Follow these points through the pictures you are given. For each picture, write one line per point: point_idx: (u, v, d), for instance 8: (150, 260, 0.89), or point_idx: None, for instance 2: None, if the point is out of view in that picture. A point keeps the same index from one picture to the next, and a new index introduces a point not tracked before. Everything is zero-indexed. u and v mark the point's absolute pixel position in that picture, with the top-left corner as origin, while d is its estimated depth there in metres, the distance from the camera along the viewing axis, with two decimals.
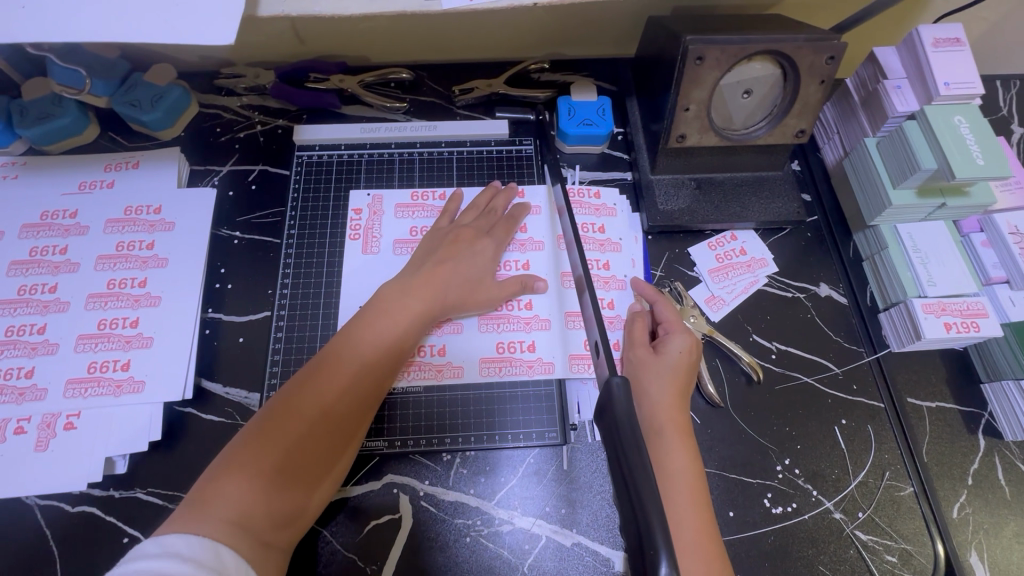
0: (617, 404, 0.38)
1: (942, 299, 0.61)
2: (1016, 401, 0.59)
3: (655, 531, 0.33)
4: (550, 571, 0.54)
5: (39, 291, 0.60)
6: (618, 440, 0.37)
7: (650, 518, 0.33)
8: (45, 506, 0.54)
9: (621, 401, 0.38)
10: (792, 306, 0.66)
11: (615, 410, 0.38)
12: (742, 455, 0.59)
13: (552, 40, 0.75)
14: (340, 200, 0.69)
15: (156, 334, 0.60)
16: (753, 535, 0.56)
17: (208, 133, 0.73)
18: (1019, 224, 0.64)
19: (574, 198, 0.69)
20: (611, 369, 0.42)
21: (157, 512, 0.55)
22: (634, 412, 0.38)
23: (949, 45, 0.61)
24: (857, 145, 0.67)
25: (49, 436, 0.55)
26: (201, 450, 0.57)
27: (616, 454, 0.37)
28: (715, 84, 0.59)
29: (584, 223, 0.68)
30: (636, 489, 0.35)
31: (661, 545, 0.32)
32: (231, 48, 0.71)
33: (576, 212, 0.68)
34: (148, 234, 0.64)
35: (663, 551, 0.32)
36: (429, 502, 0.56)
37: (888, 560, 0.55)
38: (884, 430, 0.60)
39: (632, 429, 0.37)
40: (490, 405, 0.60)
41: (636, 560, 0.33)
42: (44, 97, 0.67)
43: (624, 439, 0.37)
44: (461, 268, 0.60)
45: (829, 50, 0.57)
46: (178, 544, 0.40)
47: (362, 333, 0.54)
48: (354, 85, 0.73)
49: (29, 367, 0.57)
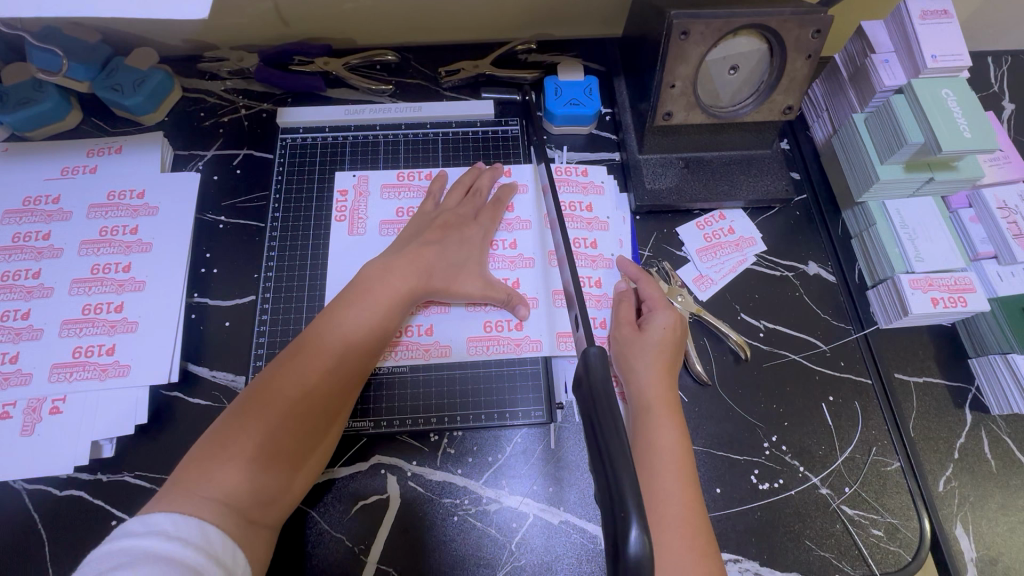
0: (593, 372, 0.39)
1: (929, 275, 0.61)
2: (1003, 375, 0.59)
3: (626, 494, 0.33)
4: (538, 548, 0.54)
5: (23, 277, 0.60)
6: (593, 409, 0.38)
7: (621, 482, 0.33)
8: (33, 490, 0.54)
9: (597, 369, 0.39)
10: (780, 285, 0.66)
11: (591, 379, 0.39)
12: (730, 432, 0.59)
13: (539, 19, 0.74)
14: (326, 183, 0.68)
15: (141, 319, 0.59)
16: (741, 511, 0.56)
17: (192, 117, 0.72)
18: (1007, 199, 0.64)
19: (561, 176, 0.69)
20: (589, 341, 0.42)
21: (145, 494, 0.55)
22: (610, 379, 0.39)
23: (936, 17, 0.61)
24: (845, 121, 0.66)
25: (35, 421, 0.55)
26: (188, 432, 0.57)
27: (591, 420, 0.38)
28: (700, 60, 0.59)
29: (571, 202, 0.68)
30: (611, 456, 0.35)
31: (631, 507, 0.32)
32: (214, 31, 0.71)
33: (563, 190, 0.68)
34: (132, 219, 0.64)
35: (634, 513, 0.32)
36: (417, 482, 0.56)
37: (874, 533, 0.56)
38: (871, 406, 0.61)
39: (608, 399, 0.38)
40: (476, 385, 0.60)
41: (609, 525, 0.33)
42: (25, 82, 0.66)
43: (600, 407, 0.37)
44: (446, 253, 0.60)
45: (815, 24, 0.56)
46: (179, 527, 0.41)
47: (344, 313, 0.54)
48: (338, 67, 0.73)
49: (14, 353, 0.57)
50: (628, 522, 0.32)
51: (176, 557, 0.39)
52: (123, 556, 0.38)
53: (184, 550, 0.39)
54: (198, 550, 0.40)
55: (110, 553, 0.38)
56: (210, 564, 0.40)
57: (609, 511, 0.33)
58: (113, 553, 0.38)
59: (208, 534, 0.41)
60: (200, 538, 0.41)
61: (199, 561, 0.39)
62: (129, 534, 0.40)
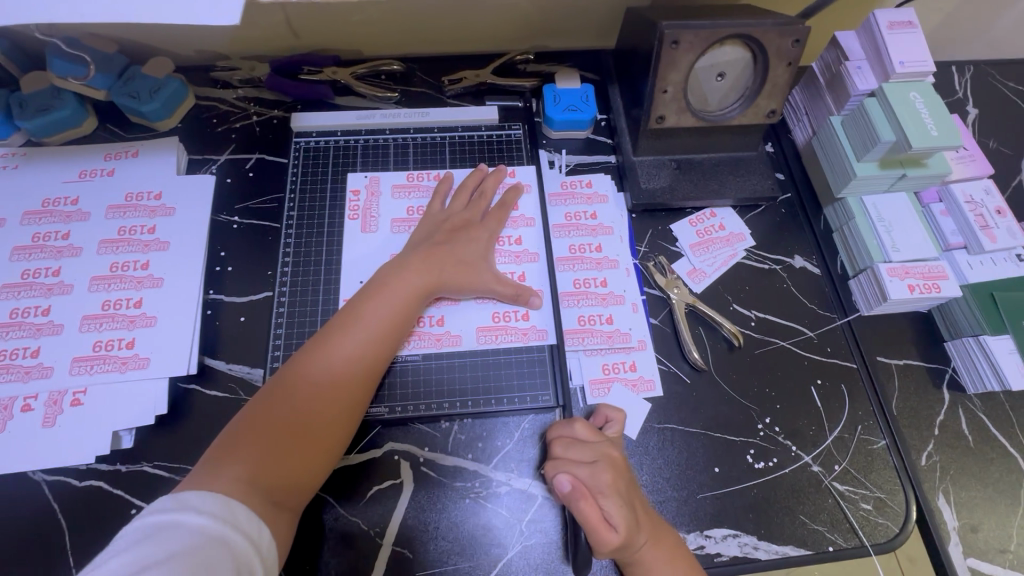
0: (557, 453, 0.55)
1: (905, 264, 0.65)
2: (976, 357, 0.63)
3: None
4: (548, 528, 0.57)
5: (42, 275, 0.62)
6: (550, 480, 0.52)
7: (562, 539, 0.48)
8: (52, 481, 0.55)
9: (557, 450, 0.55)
10: (769, 277, 0.70)
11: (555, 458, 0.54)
12: (726, 415, 0.62)
13: (536, 31, 0.79)
14: (338, 184, 0.71)
15: (159, 314, 0.61)
16: (739, 490, 0.59)
17: (206, 123, 0.75)
18: (973, 194, 0.69)
19: (566, 189, 0.73)
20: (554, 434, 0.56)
21: (165, 483, 0.56)
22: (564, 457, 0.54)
23: (903, 28, 0.66)
24: (824, 124, 0.71)
25: (56, 412, 0.56)
26: (207, 423, 0.59)
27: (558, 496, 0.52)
28: (690, 67, 0.63)
29: (576, 212, 0.71)
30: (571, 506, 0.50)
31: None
32: (227, 41, 0.74)
33: (567, 203, 0.72)
34: (149, 219, 0.66)
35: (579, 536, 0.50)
36: (429, 467, 0.59)
37: (864, 507, 0.59)
38: (857, 387, 0.64)
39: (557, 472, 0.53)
40: (485, 371, 0.63)
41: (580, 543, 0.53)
42: (44, 89, 0.69)
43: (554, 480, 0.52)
44: (456, 251, 0.63)
45: (794, 34, 0.61)
46: (207, 504, 0.44)
47: (364, 308, 0.58)
48: (346, 76, 0.77)
49: (35, 347, 0.58)
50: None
51: (206, 532, 0.43)
52: (153, 532, 0.42)
53: (215, 526, 0.43)
54: (226, 523, 0.44)
55: (141, 528, 0.42)
56: (239, 537, 0.44)
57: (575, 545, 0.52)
58: (144, 529, 0.42)
59: (234, 509, 0.45)
60: (224, 511, 0.45)
61: (229, 535, 0.44)
62: (159, 510, 0.43)
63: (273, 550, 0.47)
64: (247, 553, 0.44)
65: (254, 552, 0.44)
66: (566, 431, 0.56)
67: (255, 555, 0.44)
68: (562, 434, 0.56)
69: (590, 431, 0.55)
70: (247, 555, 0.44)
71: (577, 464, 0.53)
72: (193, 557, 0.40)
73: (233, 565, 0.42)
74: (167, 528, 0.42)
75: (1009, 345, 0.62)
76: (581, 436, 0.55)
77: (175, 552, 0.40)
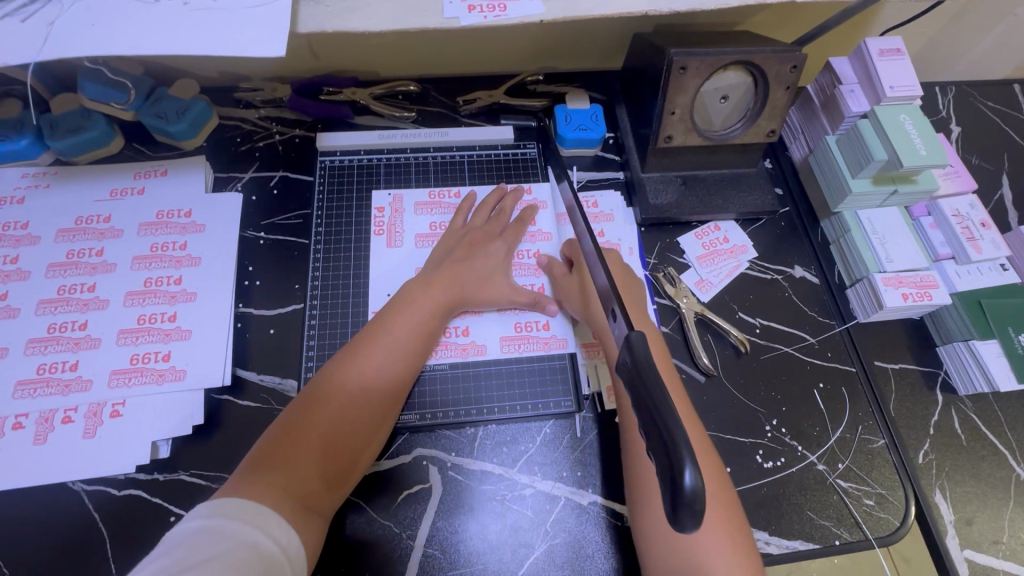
0: (637, 351, 0.42)
1: (898, 274, 0.70)
2: (966, 360, 0.68)
3: (677, 439, 0.36)
4: (571, 528, 0.59)
5: (78, 290, 0.64)
6: (642, 381, 0.41)
7: (673, 433, 0.36)
8: (92, 491, 0.57)
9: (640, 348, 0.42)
10: (771, 287, 0.74)
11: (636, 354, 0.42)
12: (736, 417, 0.66)
13: (546, 54, 0.83)
14: (363, 201, 0.74)
15: (193, 327, 0.64)
16: (748, 487, 0.62)
17: (230, 142, 0.78)
18: (960, 208, 0.74)
19: None
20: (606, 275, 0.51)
21: (202, 491, 0.58)
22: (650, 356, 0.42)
23: (892, 54, 0.71)
24: (820, 142, 0.76)
25: (96, 424, 0.58)
26: (241, 433, 0.61)
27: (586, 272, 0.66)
28: (696, 90, 0.67)
29: None
30: (658, 409, 0.38)
31: (684, 449, 0.35)
32: (250, 64, 0.77)
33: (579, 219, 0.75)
34: (181, 236, 0.68)
35: (687, 457, 0.35)
36: (457, 472, 0.61)
37: (866, 503, 0.63)
38: (857, 390, 0.68)
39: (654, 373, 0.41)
40: (509, 379, 0.66)
41: (664, 468, 0.36)
42: (75, 111, 0.71)
43: (648, 381, 0.40)
44: (478, 265, 0.67)
45: (792, 60, 0.65)
46: (238, 510, 0.45)
47: (394, 321, 0.61)
48: (365, 96, 0.80)
49: (73, 361, 0.61)
50: (682, 464, 0.35)
51: (240, 538, 0.44)
52: (187, 535, 0.43)
53: (250, 534, 0.44)
54: (258, 530, 0.45)
55: (179, 534, 0.43)
56: (272, 546, 0.45)
57: (663, 457, 0.36)
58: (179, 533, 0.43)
59: (267, 517, 0.46)
60: (258, 519, 0.46)
61: (262, 543, 0.45)
62: (198, 516, 0.45)
63: (304, 555, 0.48)
64: (279, 561, 0.45)
65: (283, 556, 0.46)
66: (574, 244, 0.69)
67: (284, 558, 0.46)
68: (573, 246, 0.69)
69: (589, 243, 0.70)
70: (277, 558, 0.45)
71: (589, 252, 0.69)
72: (229, 561, 0.41)
73: (265, 568, 0.43)
74: (202, 533, 0.43)
75: (996, 349, 0.67)
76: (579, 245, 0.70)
77: (210, 557, 0.41)
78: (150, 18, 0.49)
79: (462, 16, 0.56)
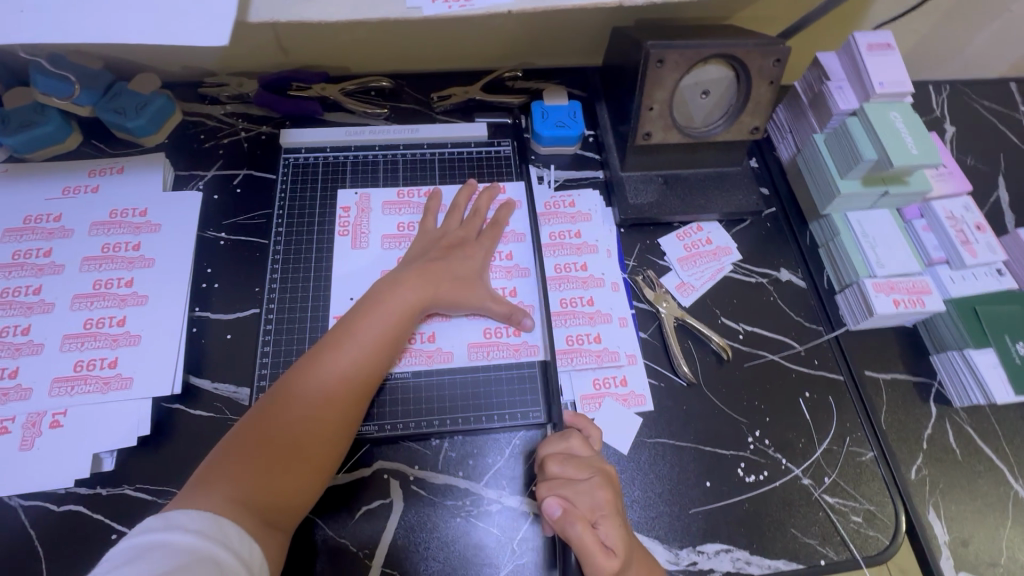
0: None
1: (890, 279, 0.66)
2: (961, 370, 0.64)
3: None
4: (539, 546, 0.56)
5: (23, 293, 0.61)
6: None
7: None
8: (28, 506, 0.54)
9: None
10: (755, 290, 0.70)
11: None
12: (716, 429, 0.62)
13: (525, 49, 0.80)
14: (327, 200, 0.71)
15: (144, 332, 0.61)
16: (728, 504, 0.59)
17: (193, 139, 0.75)
18: (953, 209, 0.71)
19: (550, 209, 0.73)
20: None
21: (146, 506, 0.55)
22: None
23: (881, 49, 0.68)
24: (808, 141, 0.73)
25: (35, 435, 0.55)
26: (190, 445, 0.58)
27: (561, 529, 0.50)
28: (675, 86, 0.64)
29: (560, 231, 0.71)
30: None
31: None
32: (212, 57, 0.74)
33: (552, 223, 0.72)
34: (134, 236, 0.65)
35: None
36: (420, 486, 0.58)
37: (854, 520, 0.59)
38: (844, 399, 0.65)
39: None
40: (476, 388, 0.62)
41: None
42: (27, 105, 0.68)
43: None
44: (453, 267, 0.63)
45: (775, 54, 0.62)
46: (194, 521, 0.43)
47: (360, 322, 0.57)
48: (335, 93, 0.77)
49: (13, 367, 0.57)
50: None
51: (194, 552, 0.41)
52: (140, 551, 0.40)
53: (206, 545, 0.42)
54: (215, 541, 0.42)
55: (129, 548, 0.41)
56: (229, 558, 0.42)
57: None
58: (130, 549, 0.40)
59: (223, 528, 0.44)
60: (215, 531, 0.43)
61: (218, 555, 0.42)
62: (150, 529, 0.42)
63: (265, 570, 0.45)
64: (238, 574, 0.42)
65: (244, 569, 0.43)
66: (562, 447, 0.55)
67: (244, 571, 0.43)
68: (556, 451, 0.55)
69: (585, 445, 0.55)
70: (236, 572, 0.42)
71: (573, 481, 0.52)
72: None
73: None
74: (156, 548, 0.40)
75: (992, 359, 0.64)
76: (574, 447, 0.55)
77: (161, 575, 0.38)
78: (86, 6, 0.46)
79: (425, 6, 0.53)
